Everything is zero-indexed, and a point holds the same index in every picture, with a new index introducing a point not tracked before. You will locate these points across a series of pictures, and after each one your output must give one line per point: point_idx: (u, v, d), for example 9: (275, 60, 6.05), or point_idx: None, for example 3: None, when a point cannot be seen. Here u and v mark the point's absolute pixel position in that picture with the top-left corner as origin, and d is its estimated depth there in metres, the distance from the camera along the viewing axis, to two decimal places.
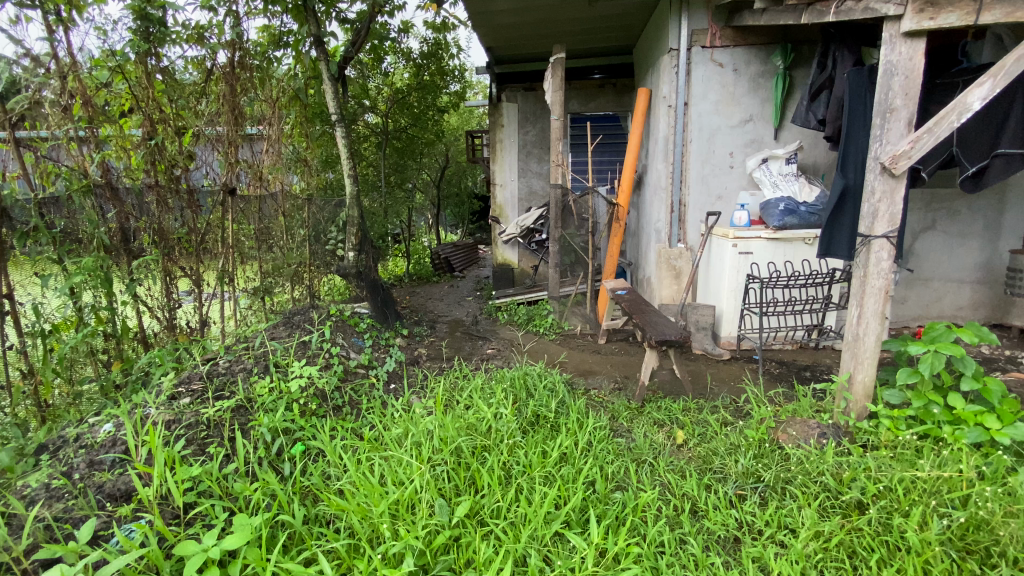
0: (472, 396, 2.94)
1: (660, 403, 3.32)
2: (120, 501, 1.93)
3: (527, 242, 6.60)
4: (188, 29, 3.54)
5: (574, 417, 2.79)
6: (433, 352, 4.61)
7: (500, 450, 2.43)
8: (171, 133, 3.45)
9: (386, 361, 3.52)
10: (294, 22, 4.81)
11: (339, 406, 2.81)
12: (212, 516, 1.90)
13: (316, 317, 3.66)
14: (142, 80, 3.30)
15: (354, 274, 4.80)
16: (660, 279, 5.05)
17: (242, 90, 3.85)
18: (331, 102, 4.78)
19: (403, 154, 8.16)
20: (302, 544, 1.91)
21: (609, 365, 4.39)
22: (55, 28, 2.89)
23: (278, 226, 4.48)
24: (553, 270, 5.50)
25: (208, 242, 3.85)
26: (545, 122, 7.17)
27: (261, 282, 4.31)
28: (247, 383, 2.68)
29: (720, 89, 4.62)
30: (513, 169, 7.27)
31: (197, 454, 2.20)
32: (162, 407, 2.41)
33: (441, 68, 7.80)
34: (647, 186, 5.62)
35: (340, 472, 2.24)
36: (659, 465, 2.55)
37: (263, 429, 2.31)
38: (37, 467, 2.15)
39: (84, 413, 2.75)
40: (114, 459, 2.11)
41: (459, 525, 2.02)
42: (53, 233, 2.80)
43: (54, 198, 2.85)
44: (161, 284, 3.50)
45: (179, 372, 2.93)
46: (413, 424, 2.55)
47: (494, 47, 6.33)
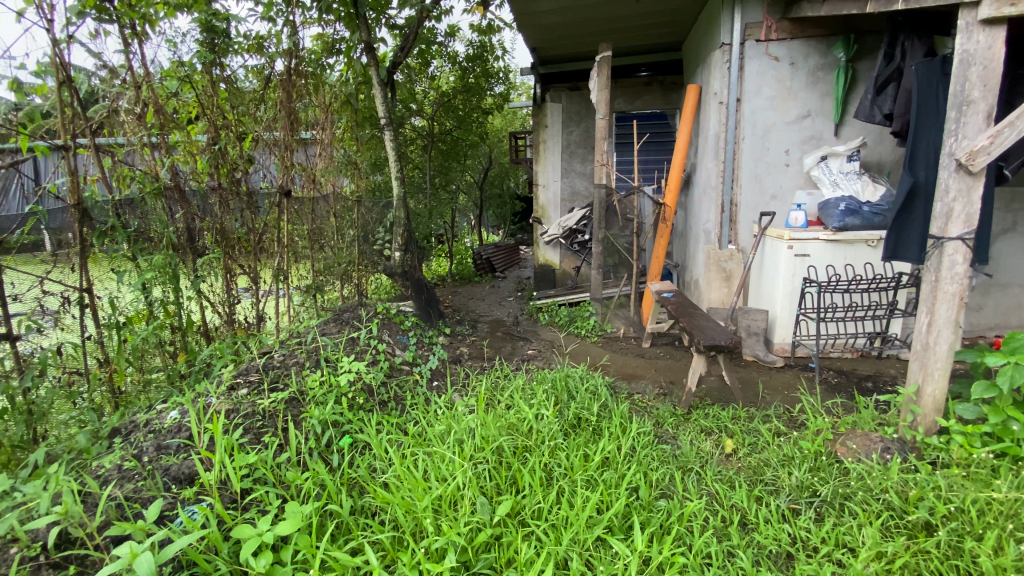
0: (514, 395, 2.94)
1: (707, 410, 3.21)
2: (183, 484, 2.04)
3: (570, 243, 6.54)
4: (249, 40, 3.78)
5: (616, 422, 2.73)
6: (475, 351, 4.64)
7: (542, 451, 2.42)
8: (232, 138, 3.66)
9: (429, 359, 3.59)
10: (346, 30, 5.04)
11: (385, 401, 2.90)
12: (266, 502, 1.97)
13: (363, 314, 3.78)
14: (207, 89, 3.54)
15: (400, 273, 4.96)
16: (709, 281, 4.88)
17: (298, 95, 4.06)
18: (381, 106, 4.98)
19: (448, 156, 8.28)
20: (349, 534, 1.95)
21: (653, 369, 4.30)
22: (132, 42, 3.13)
23: (329, 226, 4.68)
24: (595, 271, 5.51)
25: (265, 241, 4.04)
26: (589, 121, 7.09)
27: (312, 280, 4.49)
28: (300, 376, 2.80)
29: (776, 84, 4.43)
30: (555, 169, 7.23)
31: (253, 442, 2.31)
32: (222, 397, 2.55)
33: (485, 70, 7.90)
34: (695, 185, 5.47)
35: (385, 466, 2.30)
36: (707, 474, 2.47)
37: (314, 420, 2.40)
38: (111, 449, 2.33)
39: (152, 399, 2.96)
40: (179, 444, 2.24)
41: (500, 524, 2.02)
42: (128, 232, 3.00)
43: (129, 200, 3.07)
44: (222, 281, 3.70)
45: (237, 364, 3.08)
46: (455, 422, 2.58)
47: (538, 48, 6.35)
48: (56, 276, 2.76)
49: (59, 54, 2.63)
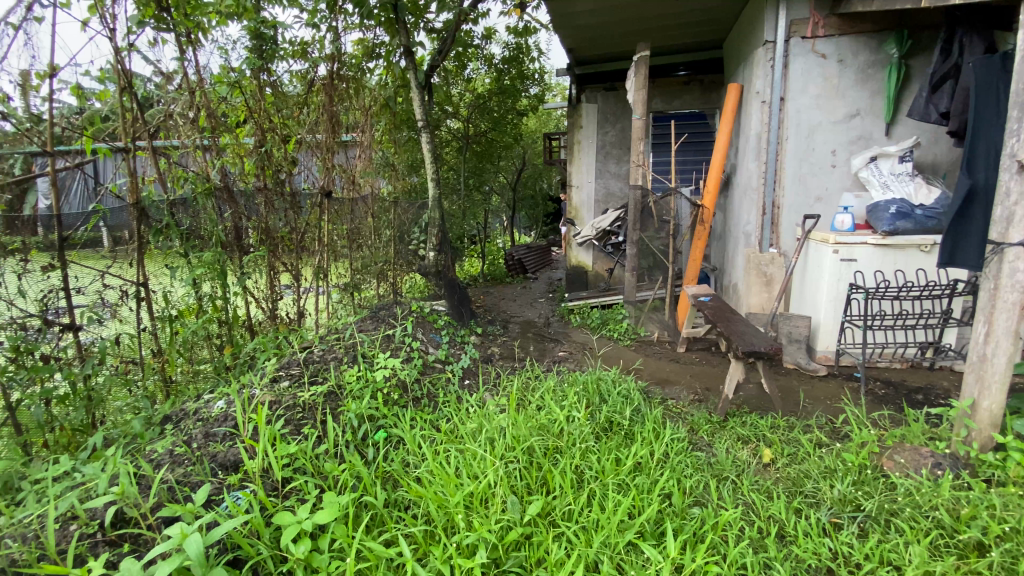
0: (545, 396, 2.95)
1: (745, 418, 3.14)
2: (229, 471, 2.14)
3: (603, 245, 6.48)
4: (294, 46, 3.93)
5: (649, 427, 2.69)
6: (506, 351, 4.66)
7: (573, 453, 2.41)
8: (277, 141, 3.81)
9: (461, 358, 3.64)
10: (386, 34, 5.17)
11: (418, 397, 2.96)
12: (306, 491, 2.05)
13: (399, 312, 3.87)
14: (255, 93, 3.71)
15: (433, 272, 5.06)
16: (748, 286, 4.75)
17: (340, 98, 4.21)
18: (418, 108, 5.10)
19: (482, 157, 8.35)
20: (383, 526, 2.00)
21: (688, 375, 4.21)
22: (187, 49, 3.31)
23: (367, 226, 4.80)
24: (630, 273, 5.44)
25: (306, 240, 4.18)
26: (625, 122, 7.01)
27: (350, 278, 4.63)
28: (338, 370, 2.89)
29: (822, 82, 4.27)
30: (590, 170, 7.18)
31: (294, 433, 2.40)
32: (265, 389, 2.66)
33: (521, 71, 7.93)
34: (735, 187, 5.33)
35: (418, 460, 2.34)
36: (743, 483, 2.40)
37: (351, 414, 2.47)
38: (162, 435, 2.46)
39: (200, 389, 3.11)
40: (225, 432, 2.35)
41: (531, 524, 2.02)
42: (181, 229, 3.16)
43: (183, 200, 3.23)
44: (266, 278, 3.85)
45: (280, 357, 3.20)
46: (487, 421, 2.61)
47: (574, 48, 6.33)
48: (116, 270, 2.94)
49: (122, 62, 2.80)
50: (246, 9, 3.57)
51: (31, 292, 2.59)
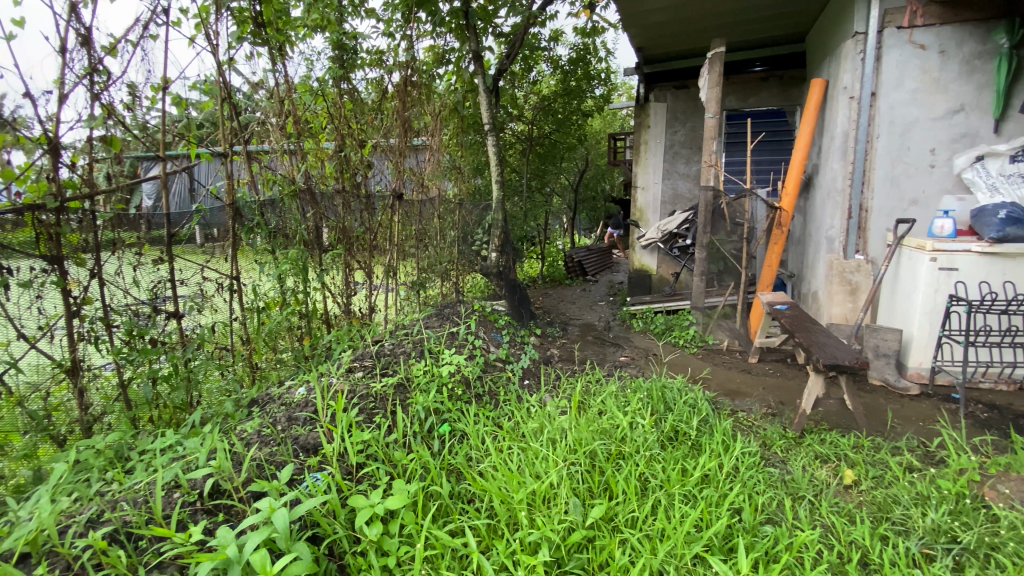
0: (607, 400, 2.91)
1: (824, 436, 2.95)
2: (310, 453, 2.29)
3: (670, 248, 6.29)
4: (371, 55, 4.15)
5: (718, 439, 2.59)
6: (565, 354, 4.65)
7: (636, 460, 2.38)
8: (355, 146, 4.04)
9: (522, 358, 3.68)
10: (456, 40, 5.34)
11: (480, 394, 3.03)
12: (377, 477, 2.16)
13: (463, 311, 3.98)
14: (336, 101, 3.95)
15: (495, 273, 5.15)
16: (830, 294, 4.44)
17: (411, 105, 4.42)
18: (485, 112, 5.22)
19: (545, 159, 8.38)
20: (448, 516, 2.06)
21: (761, 387, 4.00)
22: (277, 62, 3.57)
23: (433, 227, 4.98)
24: (699, 278, 5.25)
25: (378, 240, 4.40)
26: (696, 121, 6.78)
27: (416, 277, 4.81)
28: (406, 364, 3.03)
29: (920, 76, 3.92)
30: (657, 171, 7.00)
31: (367, 421, 2.53)
32: (341, 378, 2.82)
33: (587, 72, 7.87)
34: (817, 189, 5.01)
35: (481, 456, 2.40)
36: (822, 504, 2.26)
37: (419, 407, 2.58)
38: (250, 417, 2.68)
39: (282, 376, 3.36)
40: (305, 417, 2.52)
41: (594, 528, 2.01)
42: (268, 228, 3.43)
43: (271, 201, 3.52)
44: (342, 275, 4.09)
45: (353, 349, 3.40)
46: (548, 421, 2.62)
47: (644, 47, 6.20)
48: (213, 265, 3.22)
49: (223, 75, 3.08)
50: (329, 22, 3.81)
51: (143, 282, 2.87)
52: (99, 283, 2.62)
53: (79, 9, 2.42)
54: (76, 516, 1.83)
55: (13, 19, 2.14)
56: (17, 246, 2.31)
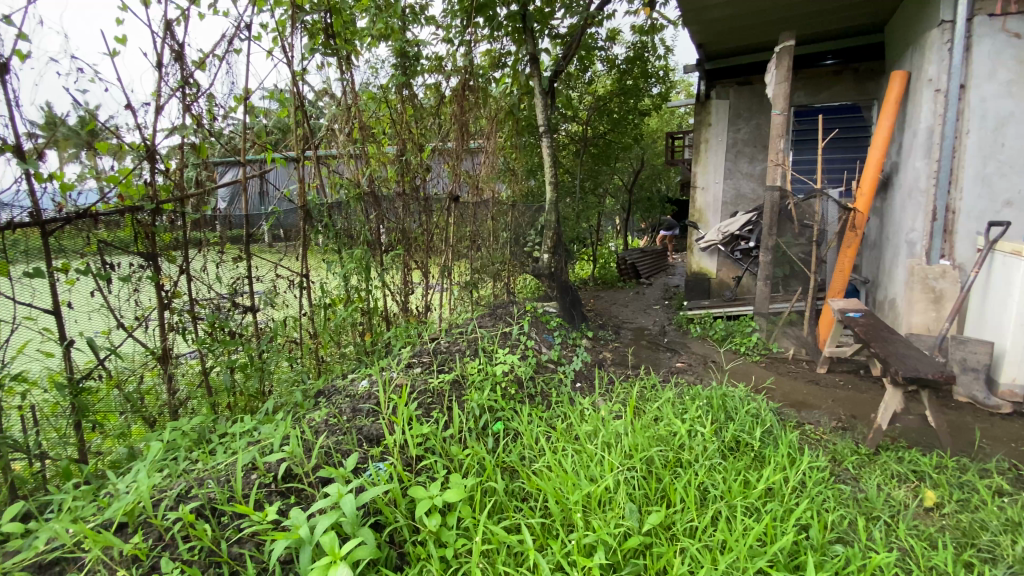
0: (664, 406, 2.85)
1: (901, 453, 2.76)
2: (372, 443, 2.39)
3: (730, 250, 6.06)
4: (431, 61, 4.29)
5: (784, 452, 2.48)
6: (618, 358, 4.59)
7: (696, 468, 2.32)
8: (415, 150, 4.19)
9: (574, 360, 3.67)
10: (512, 44, 5.42)
11: (533, 394, 3.05)
12: (435, 470, 2.23)
13: (516, 311, 4.02)
14: (399, 107, 4.11)
15: (547, 274, 5.17)
16: (911, 303, 4.11)
17: (468, 108, 4.53)
18: (541, 114, 5.26)
19: (599, 160, 8.30)
20: (503, 512, 2.09)
21: (829, 399, 3.79)
22: (345, 71, 3.75)
23: (486, 229, 5.09)
24: (763, 282, 5.03)
25: (435, 240, 4.53)
26: (761, 118, 6.50)
27: (470, 277, 4.91)
28: (461, 361, 3.10)
29: (1017, 66, 3.58)
30: (718, 170, 6.76)
31: (425, 415, 2.61)
32: (400, 373, 2.93)
33: (644, 71, 7.73)
34: (897, 189, 4.67)
35: (535, 455, 2.42)
36: (899, 526, 2.11)
37: (474, 404, 2.63)
38: (318, 406, 2.84)
39: (344, 369, 3.54)
40: (368, 409, 2.64)
41: (651, 534, 1.98)
42: (335, 230, 3.63)
43: (338, 203, 3.72)
44: (401, 274, 4.24)
45: (412, 345, 3.53)
46: (602, 425, 2.60)
47: (705, 43, 6.02)
48: (285, 263, 3.44)
49: (297, 86, 3.29)
50: (393, 31, 3.98)
51: (225, 277, 3.10)
52: (186, 279, 2.86)
53: (174, 27, 2.65)
54: (167, 490, 2.00)
55: (117, 37, 2.42)
56: (120, 244, 2.56)
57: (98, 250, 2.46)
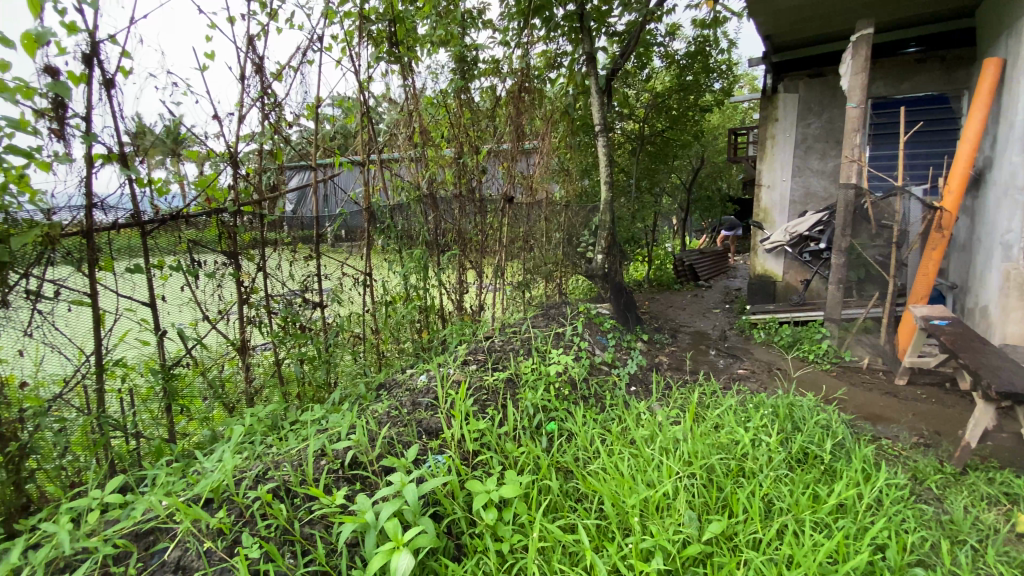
0: (726, 414, 2.75)
1: (993, 475, 2.53)
2: (431, 437, 2.48)
3: (798, 252, 5.75)
4: (488, 65, 4.36)
5: (857, 466, 2.33)
6: (675, 362, 4.46)
7: (760, 478, 2.23)
8: (471, 152, 4.28)
9: (628, 363, 3.61)
10: (568, 44, 5.41)
11: (587, 396, 3.04)
12: (491, 466, 2.27)
13: (569, 312, 4.01)
14: (456, 110, 4.22)
15: (601, 275, 5.13)
16: (1007, 311, 3.72)
17: (524, 110, 4.57)
18: (597, 113, 5.22)
19: (656, 158, 8.12)
20: (558, 512, 2.10)
21: (909, 413, 3.52)
22: (407, 77, 3.89)
23: (539, 229, 5.14)
24: (834, 286, 4.74)
25: (489, 241, 4.60)
26: (834, 111, 6.13)
27: (522, 277, 4.95)
28: (515, 360, 3.14)
29: None
30: (786, 167, 6.42)
31: (481, 412, 2.67)
32: (457, 369, 3.01)
33: (705, 66, 7.44)
34: (991, 185, 4.25)
35: (590, 457, 2.41)
36: (990, 552, 1.94)
37: (529, 403, 2.66)
38: (379, 399, 2.96)
39: (402, 364, 3.67)
40: (427, 403, 2.73)
41: (711, 544, 1.93)
42: (396, 231, 3.78)
43: (400, 205, 3.86)
44: (457, 273, 4.34)
45: (467, 343, 3.61)
46: (660, 430, 2.55)
47: (773, 34, 5.75)
48: (350, 262, 3.61)
49: (363, 93, 3.45)
50: (453, 36, 4.10)
51: (297, 275, 3.31)
52: (263, 275, 3.06)
53: (255, 42, 2.86)
54: (247, 471, 2.16)
55: (207, 53, 2.64)
56: (206, 243, 2.79)
57: (188, 249, 2.70)
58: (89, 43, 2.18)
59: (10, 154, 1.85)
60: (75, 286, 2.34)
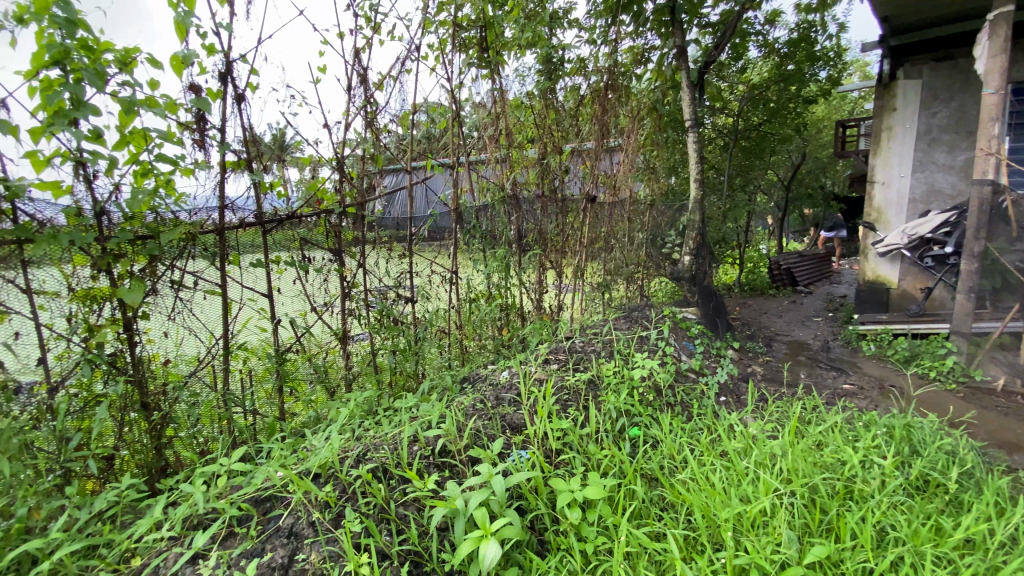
0: (829, 432, 2.54)
1: None
2: (515, 432, 2.53)
3: (918, 257, 5.14)
4: (573, 64, 4.37)
5: (991, 499, 2.06)
6: (769, 373, 4.18)
7: (870, 502, 2.04)
8: (555, 153, 4.31)
9: (718, 372, 3.45)
10: (658, 38, 5.28)
11: (672, 403, 2.94)
12: (574, 466, 2.28)
13: (653, 315, 3.91)
14: (542, 111, 4.27)
15: (687, 278, 4.93)
16: None
17: (609, 108, 4.52)
18: (687, 109, 5.03)
19: (750, 154, 7.69)
20: (643, 519, 2.06)
21: None
22: (496, 80, 4.00)
23: (621, 229, 5.05)
24: (963, 296, 4.18)
25: (571, 241, 4.61)
26: (966, 98, 5.42)
27: (603, 278, 4.89)
28: (597, 362, 3.12)
29: None
30: (905, 162, 5.78)
31: (564, 411, 2.68)
32: (539, 367, 3.05)
33: (810, 53, 6.84)
34: None
35: (676, 466, 2.33)
36: None
37: (612, 406, 2.63)
38: (463, 392, 3.08)
39: (483, 360, 3.79)
40: (510, 399, 2.79)
41: (813, 569, 1.79)
42: (480, 231, 3.90)
43: (485, 206, 3.97)
44: (538, 273, 4.38)
45: (548, 342, 3.64)
46: (755, 445, 2.41)
47: (891, 16, 5.20)
48: (438, 261, 3.77)
49: (454, 98, 3.60)
50: (541, 38, 4.15)
51: (391, 272, 3.52)
52: (362, 271, 3.28)
53: (361, 55, 3.08)
54: (349, 451, 2.34)
55: (320, 67, 2.89)
56: (315, 241, 3.04)
57: (299, 246, 2.96)
58: (224, 62, 2.48)
59: (159, 161, 2.17)
60: (209, 278, 2.66)
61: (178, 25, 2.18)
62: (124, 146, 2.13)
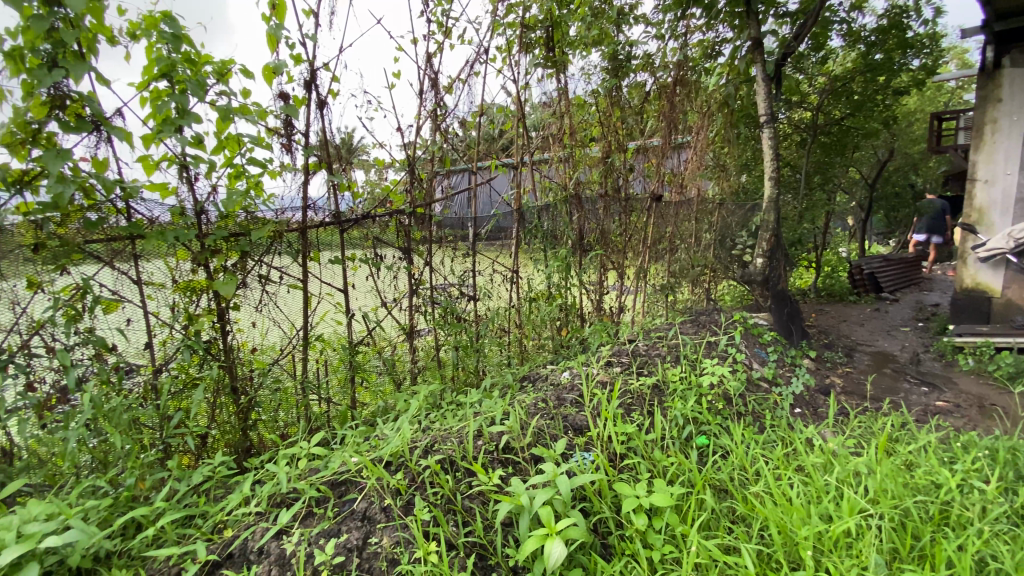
0: (920, 452, 2.34)
1: None
2: (578, 434, 2.53)
3: None
4: (640, 60, 4.28)
5: None
6: (849, 386, 3.92)
7: (969, 531, 1.87)
8: (620, 151, 4.25)
9: (792, 382, 3.27)
10: (731, 30, 5.08)
11: (742, 413, 2.83)
12: (638, 470, 2.25)
13: (722, 320, 3.76)
14: (607, 109, 4.22)
15: (759, 281, 4.70)
16: None
17: (678, 104, 4.39)
18: (762, 103, 4.80)
19: (830, 150, 7.28)
20: (712, 530, 2.00)
21: None
22: (561, 79, 3.99)
23: (686, 230, 4.90)
24: None
25: (634, 242, 4.52)
26: None
27: (667, 280, 4.77)
28: (662, 366, 3.05)
29: None
30: (1012, 158, 5.21)
31: (627, 415, 2.65)
32: (601, 370, 3.03)
33: (903, 40, 6.26)
34: None
35: (747, 478, 2.25)
36: None
37: (678, 413, 2.57)
38: (524, 390, 3.11)
39: (543, 360, 3.81)
40: (573, 400, 2.79)
41: None
42: (542, 231, 3.92)
43: (548, 205, 3.98)
44: (600, 274, 4.34)
45: (611, 344, 3.60)
46: (837, 461, 2.27)
47: None
48: (501, 260, 3.83)
49: (520, 98, 3.63)
50: (607, 35, 4.11)
51: (456, 270, 3.60)
52: (430, 269, 3.38)
53: (432, 59, 3.18)
54: (417, 442, 2.43)
55: (394, 72, 3.02)
56: (387, 240, 3.17)
57: (372, 245, 3.10)
58: (309, 71, 2.64)
59: (250, 164, 2.34)
60: (292, 273, 2.85)
61: (270, 37, 2.35)
62: (221, 150, 2.33)
